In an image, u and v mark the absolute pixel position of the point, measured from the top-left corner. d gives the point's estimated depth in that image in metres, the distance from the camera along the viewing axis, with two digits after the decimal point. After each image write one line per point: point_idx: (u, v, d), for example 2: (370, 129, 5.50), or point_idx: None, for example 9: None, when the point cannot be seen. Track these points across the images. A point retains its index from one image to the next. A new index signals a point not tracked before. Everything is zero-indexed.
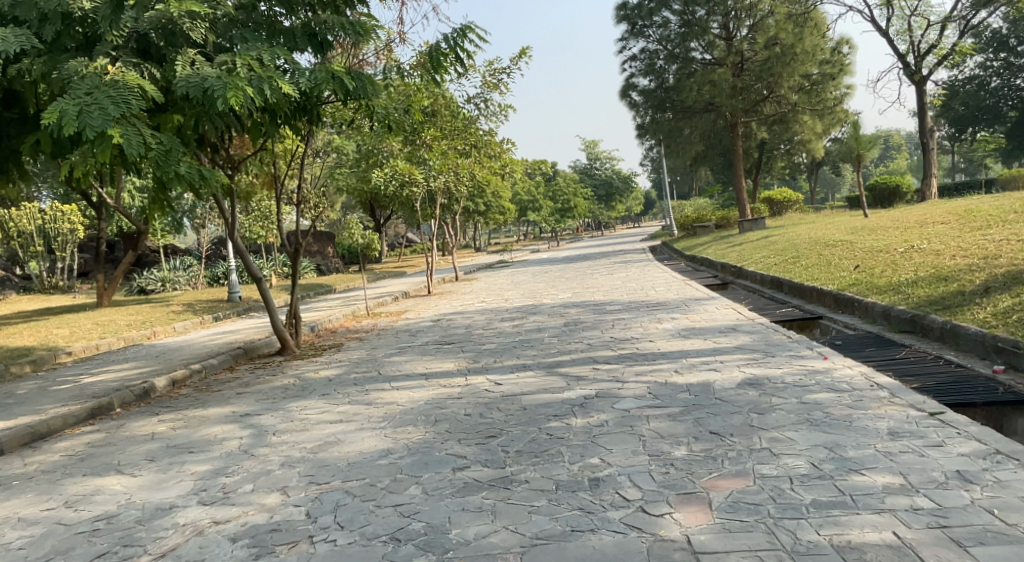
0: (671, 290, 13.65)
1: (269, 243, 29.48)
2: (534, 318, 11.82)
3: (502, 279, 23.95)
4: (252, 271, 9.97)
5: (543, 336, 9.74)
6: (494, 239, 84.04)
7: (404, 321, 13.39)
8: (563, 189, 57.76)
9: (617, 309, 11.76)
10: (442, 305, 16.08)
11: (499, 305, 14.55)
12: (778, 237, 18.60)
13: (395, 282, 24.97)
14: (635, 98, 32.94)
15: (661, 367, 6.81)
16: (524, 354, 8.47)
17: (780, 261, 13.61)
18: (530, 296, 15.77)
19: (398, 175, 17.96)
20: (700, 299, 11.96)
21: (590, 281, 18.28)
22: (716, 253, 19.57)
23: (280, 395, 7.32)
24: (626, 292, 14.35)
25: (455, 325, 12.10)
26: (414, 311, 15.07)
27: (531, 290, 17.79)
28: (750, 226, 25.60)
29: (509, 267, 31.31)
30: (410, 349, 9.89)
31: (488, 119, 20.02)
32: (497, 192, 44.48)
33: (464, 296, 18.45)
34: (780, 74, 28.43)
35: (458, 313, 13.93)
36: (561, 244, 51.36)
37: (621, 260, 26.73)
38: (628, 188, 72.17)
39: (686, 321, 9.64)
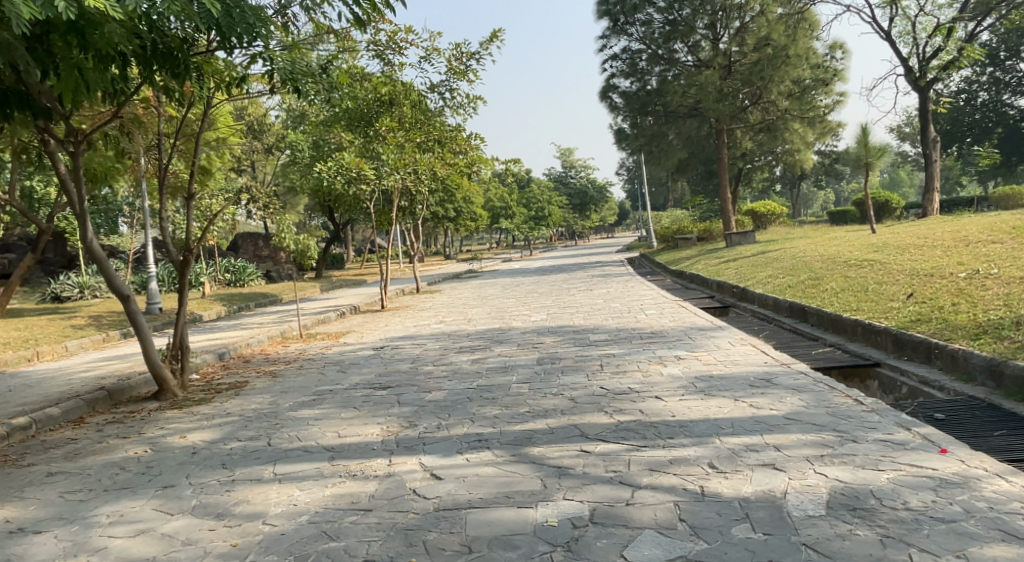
0: (664, 316, 11.31)
1: (211, 247, 26.99)
2: (498, 350, 9.37)
3: (467, 292, 21.49)
4: (116, 289, 7.61)
5: (508, 381, 7.32)
6: (467, 245, 81.67)
7: (339, 349, 10.86)
8: (536, 197, 55.46)
9: (602, 340, 9.39)
10: (392, 326, 13.57)
11: (458, 329, 12.08)
12: (781, 252, 16.25)
13: (347, 294, 22.39)
14: (615, 100, 30.70)
15: (683, 453, 4.47)
16: (480, 412, 6.07)
17: (796, 282, 11.30)
18: (496, 317, 13.33)
19: (344, 170, 15.10)
20: (706, 330, 9.62)
21: (566, 299, 15.89)
22: (708, 269, 17.19)
23: (105, 486, 4.98)
24: (610, 316, 11.99)
25: (399, 356, 9.60)
26: (356, 334, 12.59)
27: (496, 308, 15.42)
28: (738, 239, 23.45)
29: (475, 277, 28.86)
30: (330, 395, 7.43)
31: (454, 112, 17.68)
32: (468, 197, 42.09)
33: (421, 313, 15.97)
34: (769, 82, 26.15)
35: (407, 337, 11.49)
36: (533, 253, 49.10)
37: (599, 273, 24.46)
38: (603, 198, 70.04)
39: (697, 364, 7.31)
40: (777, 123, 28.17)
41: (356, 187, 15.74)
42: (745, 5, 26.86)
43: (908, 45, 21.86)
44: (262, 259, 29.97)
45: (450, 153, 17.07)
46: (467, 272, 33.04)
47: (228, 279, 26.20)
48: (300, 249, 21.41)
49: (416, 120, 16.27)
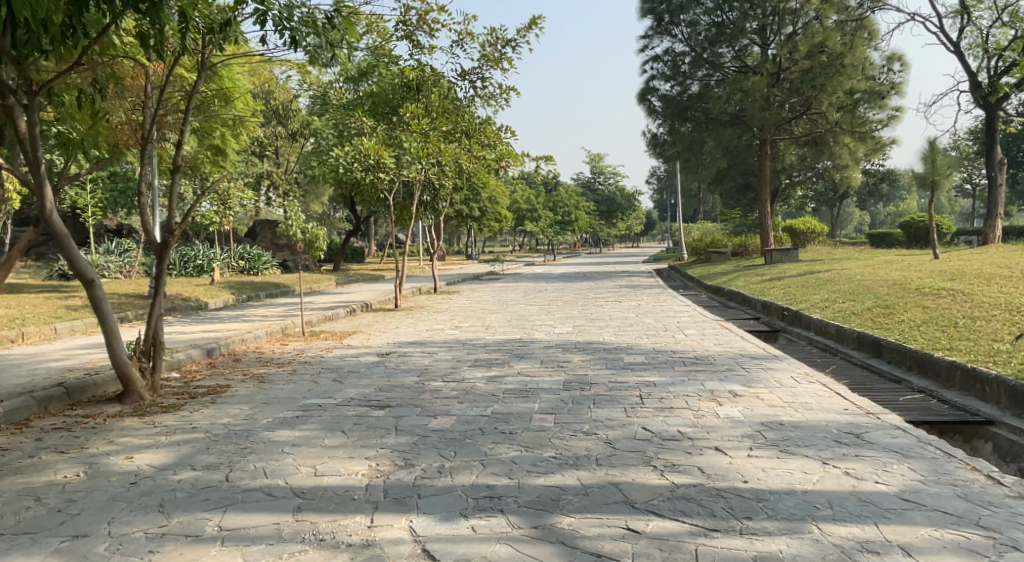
0: (707, 339, 10.03)
1: (226, 232, 26.08)
2: (520, 368, 8.16)
3: (488, 295, 20.31)
4: (79, 269, 6.43)
5: (530, 410, 6.13)
6: (489, 246, 80.41)
7: (342, 352, 9.70)
8: (563, 201, 54.15)
9: (639, 364, 8.13)
10: (404, 329, 12.43)
11: (476, 337, 10.89)
12: (831, 274, 14.93)
13: (362, 289, 21.30)
14: (653, 103, 29.40)
15: (773, 550, 3.25)
16: (495, 453, 4.88)
17: (862, 310, 10.02)
18: (518, 326, 12.13)
19: (362, 156, 13.84)
20: (761, 360, 8.33)
21: (594, 311, 14.67)
22: (751, 287, 15.89)
23: (4, 528, 3.81)
24: (646, 334, 10.72)
25: (407, 367, 8.43)
26: (363, 335, 11.44)
27: (519, 316, 14.25)
28: (780, 256, 22.08)
29: (498, 279, 27.77)
30: (320, 412, 6.26)
31: (485, 103, 16.54)
32: (494, 197, 40.92)
33: (438, 316, 14.81)
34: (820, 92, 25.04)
35: (420, 343, 10.33)
36: (558, 259, 47.89)
37: (628, 283, 23.21)
38: (631, 206, 68.61)
39: (761, 405, 6.04)
40: (824, 136, 26.83)
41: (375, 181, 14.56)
42: (798, 11, 25.43)
43: (978, 58, 20.90)
44: (279, 247, 28.95)
45: (478, 143, 15.52)
46: (488, 273, 31.90)
47: (242, 267, 25.19)
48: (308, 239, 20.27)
49: (443, 109, 15.14)
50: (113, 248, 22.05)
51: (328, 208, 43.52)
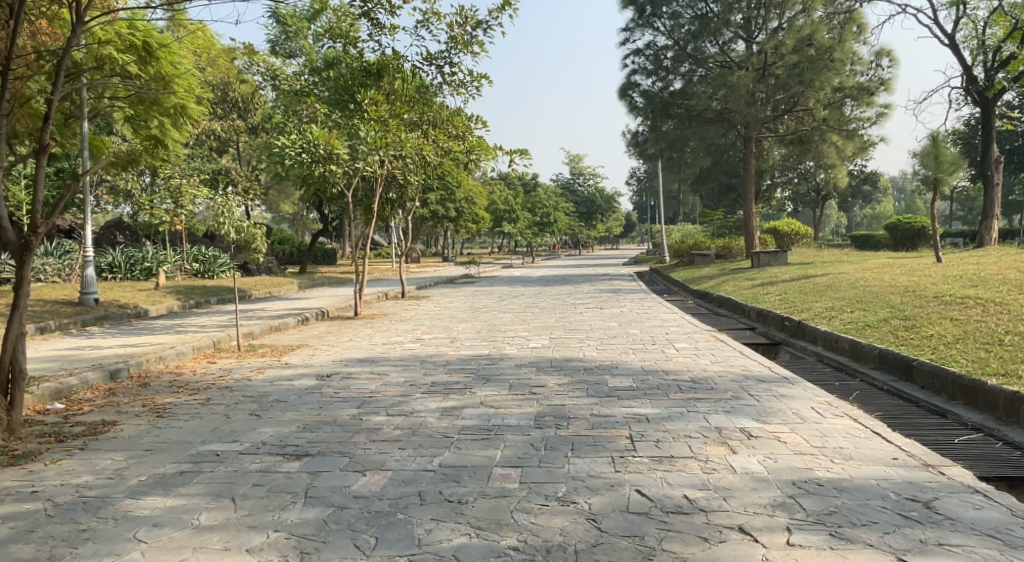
0: (701, 356, 8.65)
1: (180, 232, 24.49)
2: (483, 394, 6.74)
3: (459, 300, 18.88)
4: None
5: (489, 460, 4.72)
6: (467, 247, 78.92)
7: (275, 373, 8.21)
8: (542, 201, 52.87)
9: (627, 390, 6.74)
10: (357, 341, 10.96)
11: (437, 353, 9.44)
12: (832, 279, 13.67)
13: (323, 294, 19.76)
14: (634, 99, 28.12)
15: None
16: (434, 543, 3.45)
17: (880, 321, 8.72)
18: (487, 339, 10.70)
19: (310, 145, 12.01)
20: (772, 384, 6.96)
21: (573, 319, 13.27)
22: (743, 293, 14.62)
23: None
24: (632, 349, 9.33)
25: (345, 393, 6.95)
26: (309, 349, 9.96)
27: (490, 325, 12.85)
28: (768, 259, 20.94)
29: (472, 283, 26.39)
30: (214, 465, 4.80)
31: (454, 92, 15.11)
32: (470, 197, 39.50)
33: (401, 325, 13.35)
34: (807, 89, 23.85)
35: (371, 360, 8.91)
36: (534, 261, 46.72)
37: (609, 287, 21.94)
38: (610, 207, 67.43)
39: (788, 453, 4.66)
40: (811, 135, 25.72)
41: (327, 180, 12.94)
42: (784, 4, 24.26)
43: (973, 52, 19.79)
44: None
45: (443, 133, 13.96)
46: (461, 276, 30.43)
47: (196, 270, 23.51)
48: (247, 240, 18.53)
49: (407, 97, 13.63)
50: (53, 249, 20.41)
51: (299, 208, 41.85)
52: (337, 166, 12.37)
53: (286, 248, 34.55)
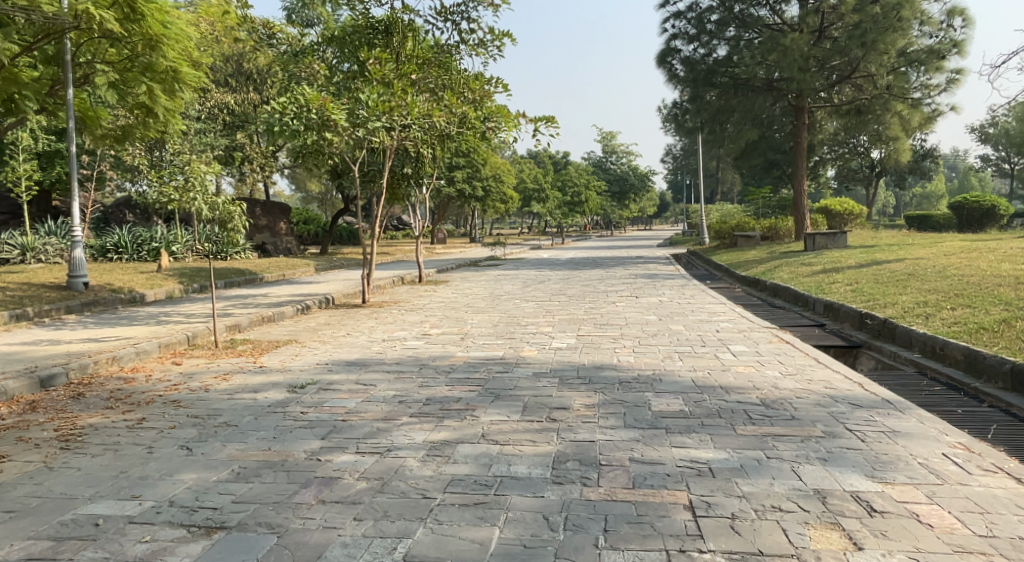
0: (766, 366, 6.96)
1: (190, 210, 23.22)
2: (489, 421, 5.16)
3: (481, 286, 17.33)
4: None
5: (485, 551, 3.19)
6: (498, 228, 77.31)
7: (243, 380, 6.67)
8: (574, 180, 50.92)
9: (679, 421, 5.12)
10: (356, 336, 9.46)
11: (443, 357, 7.89)
12: (909, 268, 11.88)
13: (335, 278, 18.33)
14: (674, 67, 26.31)
15: None
16: None
17: (1001, 328, 6.97)
18: (506, 337, 9.14)
19: (302, 111, 10.07)
20: (872, 415, 5.28)
21: (606, 312, 11.64)
22: (802, 281, 12.85)
23: None
24: (680, 354, 7.67)
25: (314, 413, 5.41)
26: (296, 348, 8.44)
27: (513, 317, 11.26)
28: (824, 241, 19.10)
29: (499, 266, 24.86)
30: (83, 548, 3.30)
31: (476, 53, 13.59)
32: (498, 175, 37.82)
33: (412, 315, 11.83)
34: (867, 53, 22.54)
35: (364, 364, 7.37)
36: (566, 242, 45.01)
37: (646, 272, 20.22)
38: (645, 187, 65.14)
39: (944, 551, 3.20)
40: (870, 104, 24.86)
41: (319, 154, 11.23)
42: None
43: None
44: (258, 229, 27.49)
45: (458, 97, 12.19)
46: (487, 259, 28.92)
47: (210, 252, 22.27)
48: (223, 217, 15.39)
49: (417, 57, 12.01)
50: (57, 228, 19.33)
51: (324, 187, 40.55)
52: (335, 138, 10.66)
53: (307, 229, 33.26)
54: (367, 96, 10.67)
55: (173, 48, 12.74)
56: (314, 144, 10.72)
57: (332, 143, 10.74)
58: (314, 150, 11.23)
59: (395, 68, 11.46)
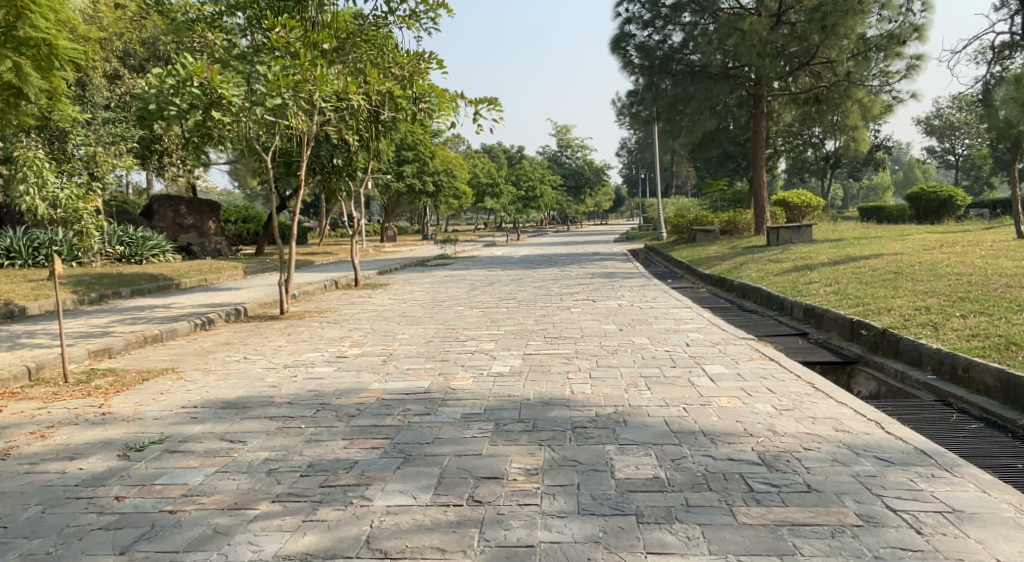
0: (754, 398, 5.51)
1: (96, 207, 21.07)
2: (384, 508, 3.63)
3: (422, 290, 15.73)
4: None
5: None
6: (452, 224, 75.49)
7: (66, 436, 4.99)
8: (528, 174, 49.42)
9: (653, 501, 3.63)
10: (254, 360, 7.80)
11: (351, 391, 6.29)
12: (892, 264, 10.65)
13: (259, 284, 16.54)
14: (628, 53, 25.06)
15: None
16: None
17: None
18: (435, 358, 7.59)
19: (190, 87, 8.41)
20: (911, 480, 3.85)
21: (559, 320, 10.15)
22: (775, 281, 11.54)
23: None
24: (645, 381, 6.19)
25: (131, 499, 3.78)
26: (166, 382, 6.75)
27: (449, 330, 9.69)
28: (789, 235, 17.97)
29: (447, 265, 23.26)
30: None
31: (408, 28, 12.03)
32: (449, 169, 36.06)
33: (333, 327, 10.19)
34: (826, 38, 21.77)
35: (241, 406, 5.75)
36: (521, 238, 43.59)
37: (604, 270, 18.83)
38: (600, 181, 64.01)
39: None
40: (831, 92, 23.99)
41: (211, 140, 9.49)
42: None
43: None
44: (183, 229, 25.40)
45: (382, 74, 10.61)
46: (435, 258, 27.27)
47: (121, 253, 20.43)
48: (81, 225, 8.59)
49: (338, 30, 10.40)
50: None
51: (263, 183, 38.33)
52: (229, 118, 8.99)
53: (243, 228, 31.14)
54: (266, 68, 8.98)
55: (44, 17, 10.84)
56: (202, 126, 9.02)
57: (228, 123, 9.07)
58: (204, 135, 9.51)
59: (304, 36, 9.81)
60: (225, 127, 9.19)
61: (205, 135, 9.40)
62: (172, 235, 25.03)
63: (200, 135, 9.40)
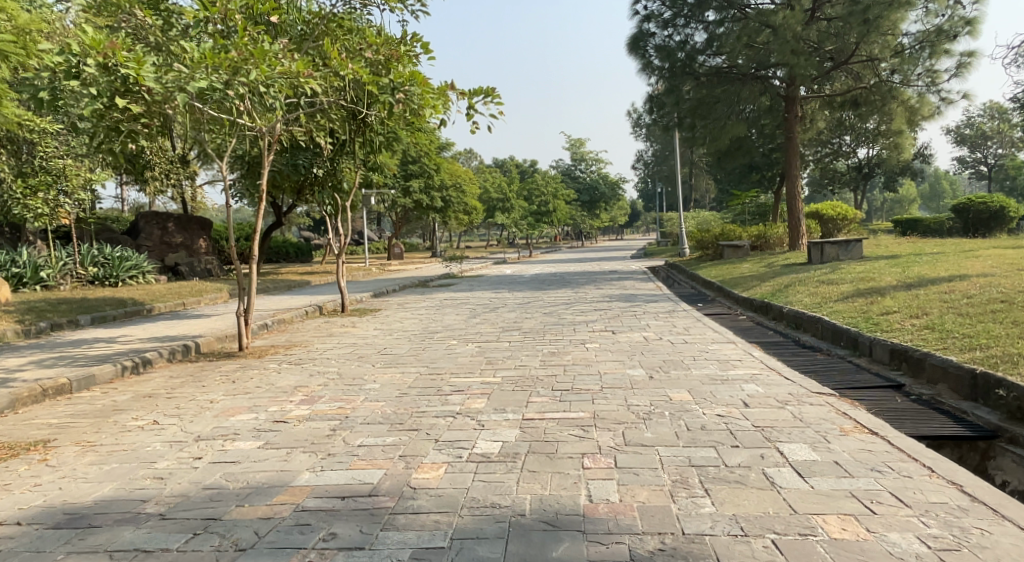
0: (881, 522, 3.45)
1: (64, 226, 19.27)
2: None
3: (418, 316, 13.77)
4: None
5: None
6: (464, 241, 73.64)
7: None
8: (541, 188, 47.54)
9: None
10: (162, 427, 5.81)
11: (269, 489, 4.31)
12: (989, 288, 8.54)
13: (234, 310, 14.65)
14: (646, 56, 23.09)
15: None
16: None
17: None
18: (400, 426, 5.57)
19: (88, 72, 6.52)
20: None
21: (572, 361, 8.13)
22: (836, 309, 9.46)
23: None
24: (700, 479, 4.16)
25: None
26: (17, 471, 4.81)
27: (433, 375, 7.70)
28: (834, 251, 15.87)
29: (452, 286, 21.31)
30: None
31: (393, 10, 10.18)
32: (459, 183, 34.15)
33: (291, 370, 8.22)
34: (867, 33, 19.74)
35: (84, 527, 3.79)
36: (534, 255, 41.53)
37: (625, 291, 16.81)
38: (616, 195, 61.97)
39: None
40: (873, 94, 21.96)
41: (126, 140, 7.62)
42: None
43: None
44: (171, 247, 23.60)
45: (355, 58, 8.72)
46: (440, 277, 25.42)
47: (95, 275, 18.63)
48: None
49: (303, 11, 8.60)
50: None
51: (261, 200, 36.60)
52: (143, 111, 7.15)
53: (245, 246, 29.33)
54: (190, 45, 7.14)
55: None
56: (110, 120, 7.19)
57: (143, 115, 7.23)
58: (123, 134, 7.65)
59: (246, 6, 7.97)
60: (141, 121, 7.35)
61: (119, 131, 7.56)
62: (159, 255, 23.26)
63: (104, 131, 7.52)
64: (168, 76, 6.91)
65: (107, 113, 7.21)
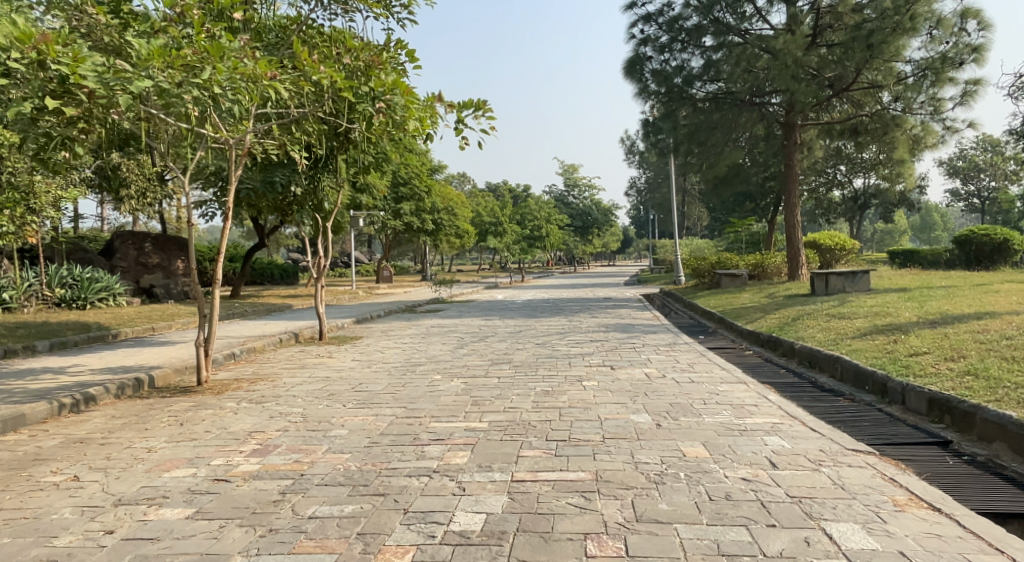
0: None
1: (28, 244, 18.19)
2: None
3: (400, 346, 12.85)
4: None
5: None
6: (455, 264, 72.80)
7: None
8: (533, 213, 46.84)
9: None
10: (80, 486, 4.87)
11: None
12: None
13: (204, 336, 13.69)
14: (642, 79, 22.44)
15: None
16: None
17: None
18: (365, 489, 4.65)
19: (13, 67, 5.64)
20: None
21: (568, 404, 7.22)
22: (858, 347, 8.61)
23: None
24: None
25: None
26: None
27: (408, 419, 6.76)
28: (842, 282, 15.08)
29: (439, 312, 20.39)
30: None
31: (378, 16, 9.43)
32: (450, 206, 33.33)
33: (251, 410, 7.28)
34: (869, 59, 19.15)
35: None
36: (525, 280, 40.67)
37: (621, 321, 15.94)
38: (609, 221, 61.37)
39: None
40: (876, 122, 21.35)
41: (63, 150, 6.73)
42: None
43: None
44: (147, 269, 22.49)
45: (331, 64, 7.93)
46: (428, 302, 24.48)
47: (61, 297, 17.63)
48: None
49: None
50: None
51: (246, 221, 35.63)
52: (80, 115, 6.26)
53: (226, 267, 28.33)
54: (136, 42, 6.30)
55: None
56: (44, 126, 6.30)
57: (80, 119, 6.34)
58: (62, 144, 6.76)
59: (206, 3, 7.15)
60: (80, 127, 6.46)
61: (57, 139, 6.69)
62: (134, 276, 22.18)
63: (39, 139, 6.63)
64: (107, 71, 6.02)
65: (39, 118, 6.31)
